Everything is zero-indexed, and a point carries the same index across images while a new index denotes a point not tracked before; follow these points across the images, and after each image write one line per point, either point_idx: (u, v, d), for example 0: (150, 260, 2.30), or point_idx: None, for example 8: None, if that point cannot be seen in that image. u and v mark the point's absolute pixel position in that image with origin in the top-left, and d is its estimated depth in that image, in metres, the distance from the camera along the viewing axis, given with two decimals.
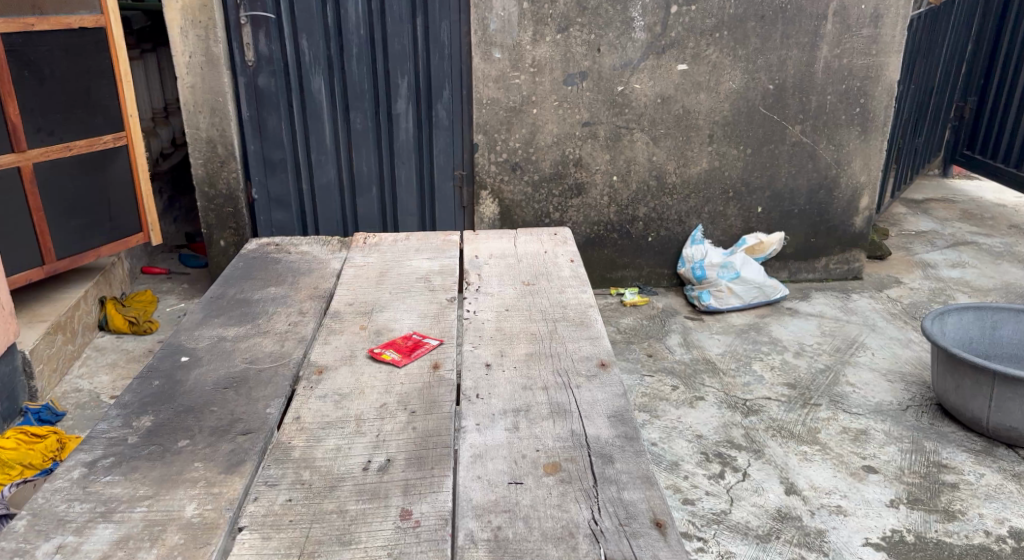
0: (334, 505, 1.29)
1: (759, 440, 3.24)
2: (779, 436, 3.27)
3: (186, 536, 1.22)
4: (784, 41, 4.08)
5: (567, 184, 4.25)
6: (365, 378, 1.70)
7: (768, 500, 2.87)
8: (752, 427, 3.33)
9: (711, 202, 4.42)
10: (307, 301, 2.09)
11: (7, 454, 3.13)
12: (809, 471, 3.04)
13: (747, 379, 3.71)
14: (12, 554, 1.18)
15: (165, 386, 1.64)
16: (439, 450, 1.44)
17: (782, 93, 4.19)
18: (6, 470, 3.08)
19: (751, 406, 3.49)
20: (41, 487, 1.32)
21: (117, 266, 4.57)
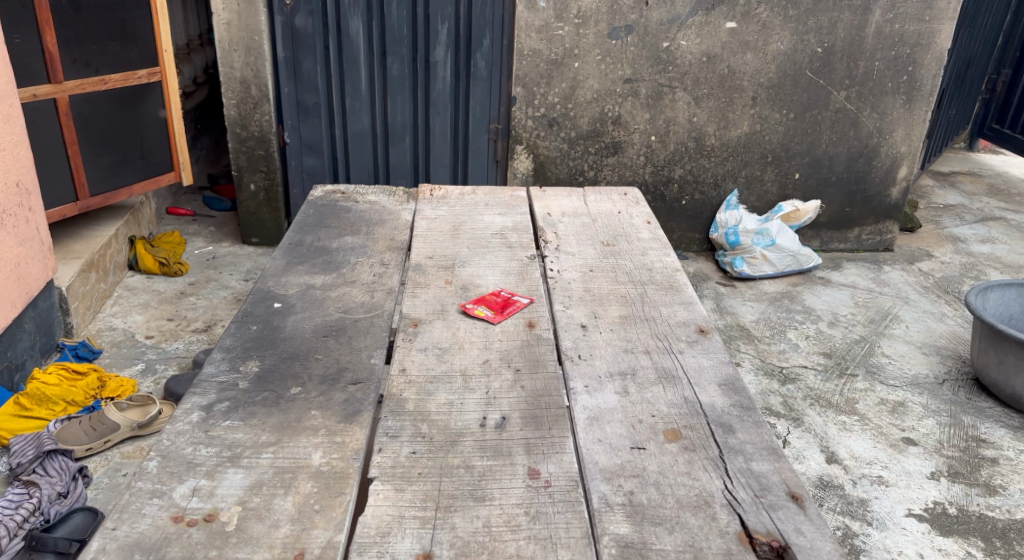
0: (460, 460, 1.29)
1: (798, 408, 3.21)
2: (817, 405, 3.24)
3: (319, 485, 1.22)
4: (837, 2, 3.98)
5: (604, 142, 4.19)
6: (462, 332, 1.68)
7: (809, 468, 2.85)
8: (791, 395, 3.29)
9: (749, 166, 4.36)
10: (387, 253, 2.06)
11: (51, 389, 3.00)
12: (849, 441, 3.02)
13: (782, 346, 3.66)
14: (151, 495, 1.18)
15: (264, 331, 1.63)
16: (553, 410, 1.42)
17: (830, 57, 4.11)
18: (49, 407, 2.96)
19: (787, 374, 3.44)
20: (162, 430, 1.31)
21: (145, 204, 4.37)
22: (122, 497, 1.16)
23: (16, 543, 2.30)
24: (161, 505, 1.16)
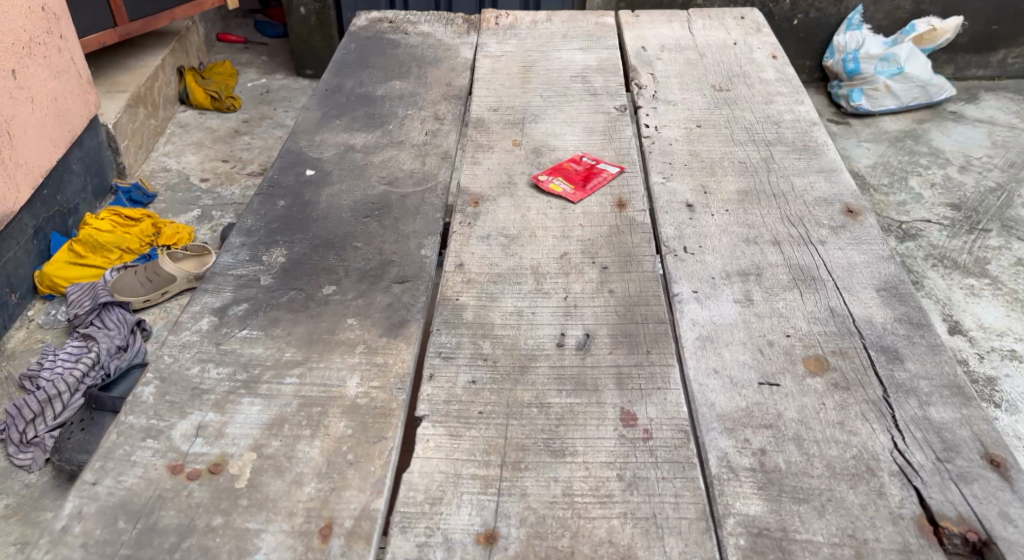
0: (531, 396, 1.00)
1: (917, 270, 2.64)
2: (941, 266, 2.65)
3: (354, 426, 0.94)
4: None
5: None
6: (533, 215, 1.34)
7: None
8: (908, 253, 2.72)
9: None
10: (443, 103, 1.68)
11: (104, 237, 2.83)
12: (978, 309, 2.47)
13: (902, 197, 2.98)
14: (144, 434, 0.91)
15: (293, 209, 1.33)
16: (651, 326, 1.11)
17: None
18: (104, 255, 2.81)
19: (906, 230, 2.83)
20: (162, 343, 1.04)
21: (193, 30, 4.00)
22: (105, 439, 0.90)
23: (77, 398, 2.15)
24: (155, 450, 0.90)
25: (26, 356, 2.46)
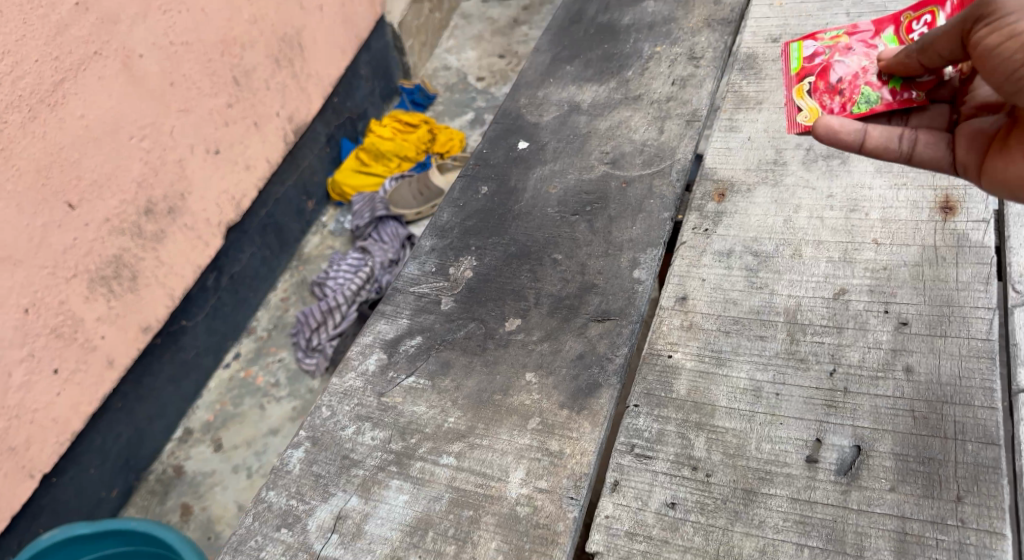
0: (757, 545, 0.71)
1: None
2: None
3: (509, 552, 0.74)
4: None
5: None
6: (800, 220, 0.97)
7: None
8: None
9: None
10: (702, 30, 1.31)
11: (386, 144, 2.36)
12: None
13: None
14: (280, 521, 0.79)
15: (495, 198, 1.11)
16: (968, 448, 0.73)
17: None
18: (383, 163, 2.36)
19: None
20: (324, 389, 0.91)
21: None
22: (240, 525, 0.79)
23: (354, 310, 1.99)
24: (287, 544, 0.78)
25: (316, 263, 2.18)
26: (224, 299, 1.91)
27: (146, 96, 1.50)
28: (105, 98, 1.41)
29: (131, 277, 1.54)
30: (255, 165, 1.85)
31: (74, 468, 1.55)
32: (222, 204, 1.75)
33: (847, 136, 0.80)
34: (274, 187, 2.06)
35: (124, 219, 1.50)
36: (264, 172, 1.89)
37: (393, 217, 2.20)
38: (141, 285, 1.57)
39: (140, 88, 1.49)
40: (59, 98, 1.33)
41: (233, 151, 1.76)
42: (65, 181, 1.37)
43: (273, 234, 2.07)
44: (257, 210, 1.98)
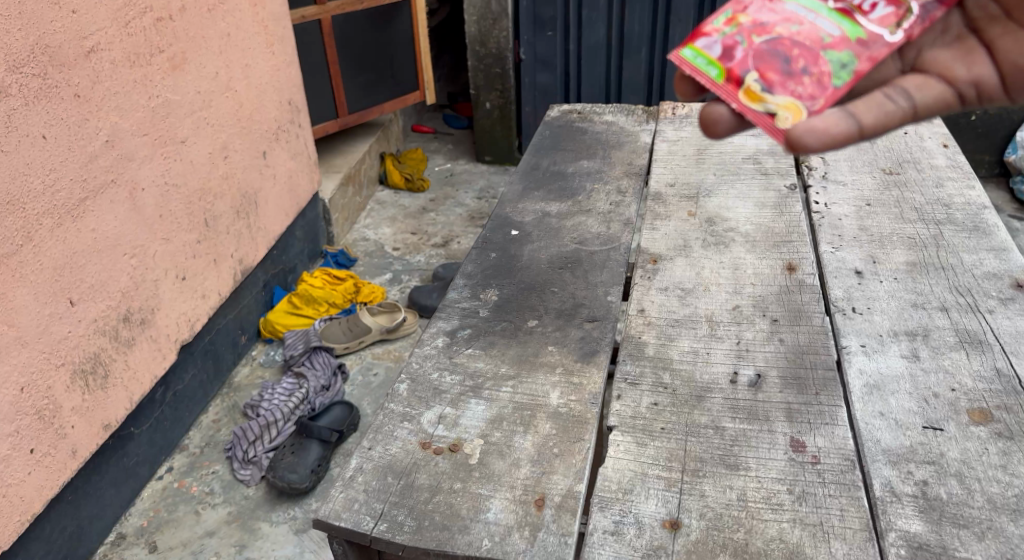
0: (708, 419, 1.17)
1: None
2: None
3: (557, 428, 1.16)
4: None
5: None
6: (707, 273, 1.54)
7: None
8: None
9: None
10: (624, 179, 1.97)
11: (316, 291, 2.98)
12: None
13: None
14: (403, 417, 1.19)
15: (502, 259, 1.63)
16: (818, 371, 1.22)
17: None
18: (315, 306, 2.95)
19: None
20: (412, 351, 1.33)
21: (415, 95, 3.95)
22: (376, 417, 1.18)
23: (291, 425, 2.38)
24: (410, 429, 1.16)
25: (247, 390, 2.61)
26: (165, 415, 2.28)
27: (142, 226, 2.07)
28: (114, 220, 1.95)
29: (104, 375, 1.95)
30: (208, 295, 2.43)
31: (23, 554, 1.75)
32: (179, 324, 2.27)
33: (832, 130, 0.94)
34: (216, 319, 2.55)
35: (108, 322, 1.95)
36: (215, 301, 2.47)
37: (324, 350, 2.67)
38: (110, 384, 1.97)
39: (139, 220, 2.06)
40: (82, 213, 1.84)
41: (195, 280, 2.34)
42: (71, 281, 1.82)
43: (211, 358, 2.53)
44: (202, 337, 2.46)
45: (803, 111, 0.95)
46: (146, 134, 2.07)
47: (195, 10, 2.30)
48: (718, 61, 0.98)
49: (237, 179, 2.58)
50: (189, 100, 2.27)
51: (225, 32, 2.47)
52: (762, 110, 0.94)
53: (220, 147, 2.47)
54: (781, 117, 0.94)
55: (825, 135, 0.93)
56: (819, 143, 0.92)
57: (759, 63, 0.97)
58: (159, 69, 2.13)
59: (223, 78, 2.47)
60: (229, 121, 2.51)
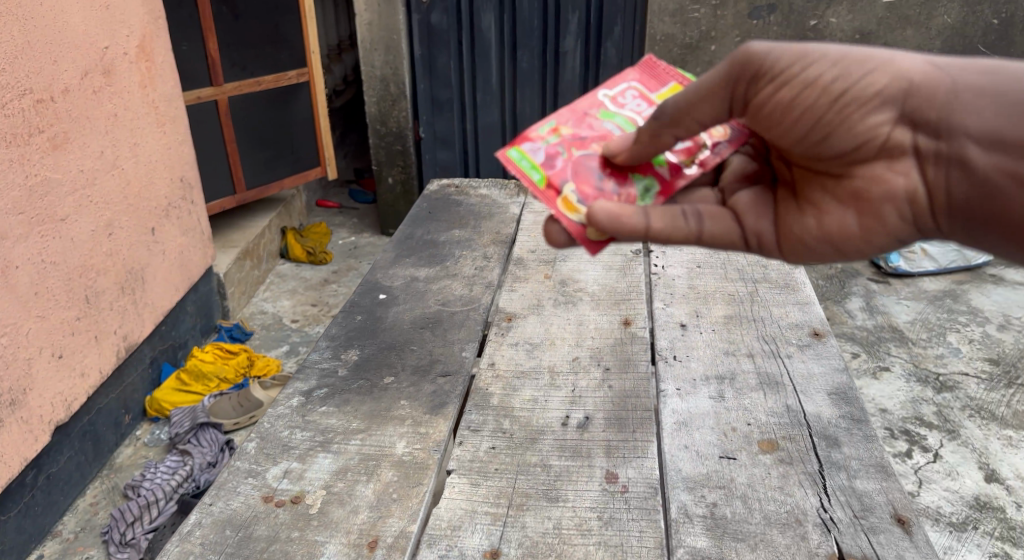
0: (538, 458, 1.28)
1: (956, 420, 2.48)
2: (978, 417, 2.49)
3: (399, 475, 1.25)
4: None
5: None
6: (555, 328, 1.68)
7: (964, 486, 2.23)
8: (947, 405, 2.55)
9: None
10: (491, 246, 2.09)
11: (205, 366, 2.91)
12: (1017, 459, 2.33)
13: (940, 350, 2.83)
14: (248, 473, 1.27)
15: (367, 321, 1.71)
16: (639, 411, 1.39)
17: (1009, 30, 3.25)
18: (203, 382, 2.87)
19: (945, 382, 2.66)
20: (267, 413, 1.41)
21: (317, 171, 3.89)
22: (222, 473, 1.26)
23: (173, 503, 2.33)
24: (254, 485, 1.24)
25: (129, 471, 2.54)
26: (36, 499, 2.21)
27: (15, 304, 2.05)
28: None
29: None
30: (87, 374, 2.37)
31: None
32: (55, 404, 2.21)
33: (626, 218, 1.02)
34: (96, 399, 2.49)
35: None
36: (94, 379, 2.40)
37: (212, 425, 2.62)
38: None
39: (12, 297, 2.05)
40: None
41: (72, 358, 2.29)
42: None
43: (89, 440, 2.45)
44: (79, 417, 2.40)
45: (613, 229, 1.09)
46: (20, 214, 2.08)
47: (80, 93, 2.33)
48: (541, 166, 1.13)
49: (122, 256, 2.55)
50: (71, 178, 2.29)
51: (111, 113, 2.50)
52: (576, 219, 1.09)
53: (105, 224, 2.46)
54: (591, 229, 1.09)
55: (619, 220, 1.02)
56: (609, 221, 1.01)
57: (574, 177, 1.12)
58: (37, 149, 2.15)
59: (109, 157, 2.49)
60: (115, 199, 2.51)
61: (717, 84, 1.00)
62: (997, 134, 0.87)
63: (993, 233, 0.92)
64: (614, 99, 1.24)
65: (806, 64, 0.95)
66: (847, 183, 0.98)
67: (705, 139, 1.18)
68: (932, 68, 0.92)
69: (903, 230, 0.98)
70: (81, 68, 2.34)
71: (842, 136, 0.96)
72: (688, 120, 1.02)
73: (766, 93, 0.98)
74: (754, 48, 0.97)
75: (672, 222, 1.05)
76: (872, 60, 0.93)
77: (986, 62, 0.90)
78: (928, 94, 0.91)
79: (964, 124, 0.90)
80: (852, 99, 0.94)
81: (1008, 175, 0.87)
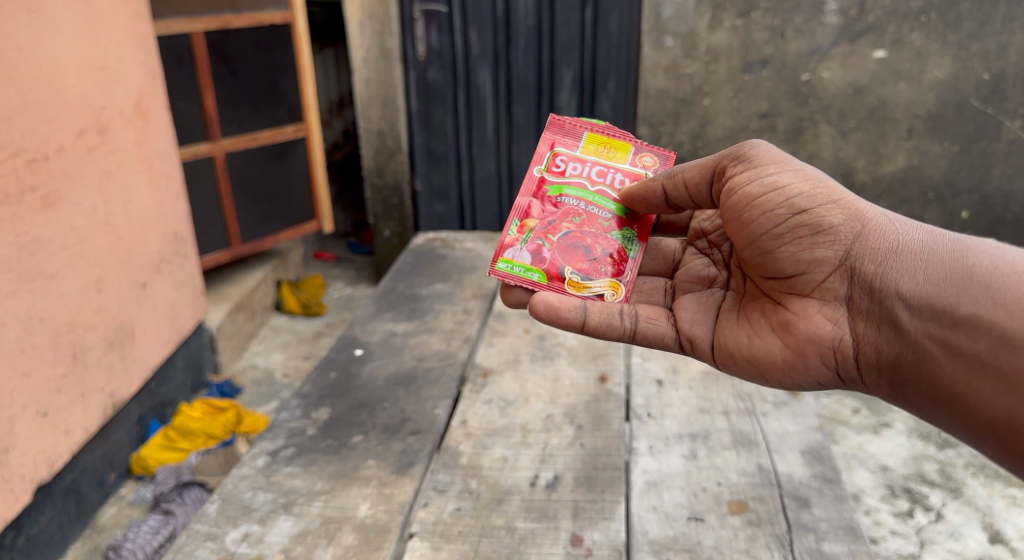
0: (503, 521, 1.26)
1: (958, 478, 2.42)
2: (981, 476, 2.44)
3: (360, 539, 1.23)
4: (1008, 23, 3.10)
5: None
6: (530, 385, 1.64)
7: (969, 548, 2.15)
8: (949, 463, 2.49)
9: (908, 205, 3.44)
10: (471, 300, 2.08)
11: (193, 422, 2.83)
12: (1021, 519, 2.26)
13: None
14: (205, 537, 1.25)
15: (341, 378, 1.69)
16: (608, 471, 1.36)
17: (1002, 84, 3.19)
18: (190, 438, 2.78)
19: (946, 438, 2.61)
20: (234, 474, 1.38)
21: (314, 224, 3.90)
22: (179, 537, 1.24)
23: None
24: (212, 549, 1.22)
25: (112, 531, 2.51)
26: None
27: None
28: None
29: None
30: (72, 432, 2.31)
31: None
32: (37, 463, 2.15)
33: (565, 311, 1.31)
34: (81, 457, 2.45)
35: None
36: (79, 438, 2.35)
37: (196, 485, 2.57)
38: None
39: None
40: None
41: (58, 416, 2.24)
42: None
43: (72, 499, 2.41)
44: (62, 475, 2.36)
45: (620, 285, 1.41)
46: (11, 271, 2.06)
47: (74, 151, 2.33)
48: (534, 265, 1.41)
49: (112, 311, 2.52)
50: (61, 235, 2.27)
51: (104, 170, 2.50)
52: (588, 293, 1.40)
53: (94, 280, 2.43)
54: (606, 294, 1.41)
55: (557, 313, 1.31)
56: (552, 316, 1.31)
57: (568, 260, 1.42)
58: (29, 208, 2.14)
59: (101, 214, 2.48)
60: (105, 255, 2.49)
61: (718, 165, 1.31)
62: (919, 295, 1.10)
63: (910, 380, 1.11)
64: (553, 171, 1.48)
65: (786, 175, 1.22)
66: (784, 312, 1.25)
67: (644, 172, 1.48)
68: (884, 224, 1.17)
69: (829, 362, 1.20)
70: (75, 127, 2.34)
71: (795, 259, 1.21)
72: (680, 180, 1.33)
73: (750, 186, 1.24)
74: (752, 147, 1.28)
75: (608, 319, 1.34)
76: (839, 199, 1.20)
77: (926, 234, 1.14)
78: (873, 247, 1.16)
79: (896, 279, 1.13)
80: (811, 223, 1.19)
81: (926, 330, 1.08)
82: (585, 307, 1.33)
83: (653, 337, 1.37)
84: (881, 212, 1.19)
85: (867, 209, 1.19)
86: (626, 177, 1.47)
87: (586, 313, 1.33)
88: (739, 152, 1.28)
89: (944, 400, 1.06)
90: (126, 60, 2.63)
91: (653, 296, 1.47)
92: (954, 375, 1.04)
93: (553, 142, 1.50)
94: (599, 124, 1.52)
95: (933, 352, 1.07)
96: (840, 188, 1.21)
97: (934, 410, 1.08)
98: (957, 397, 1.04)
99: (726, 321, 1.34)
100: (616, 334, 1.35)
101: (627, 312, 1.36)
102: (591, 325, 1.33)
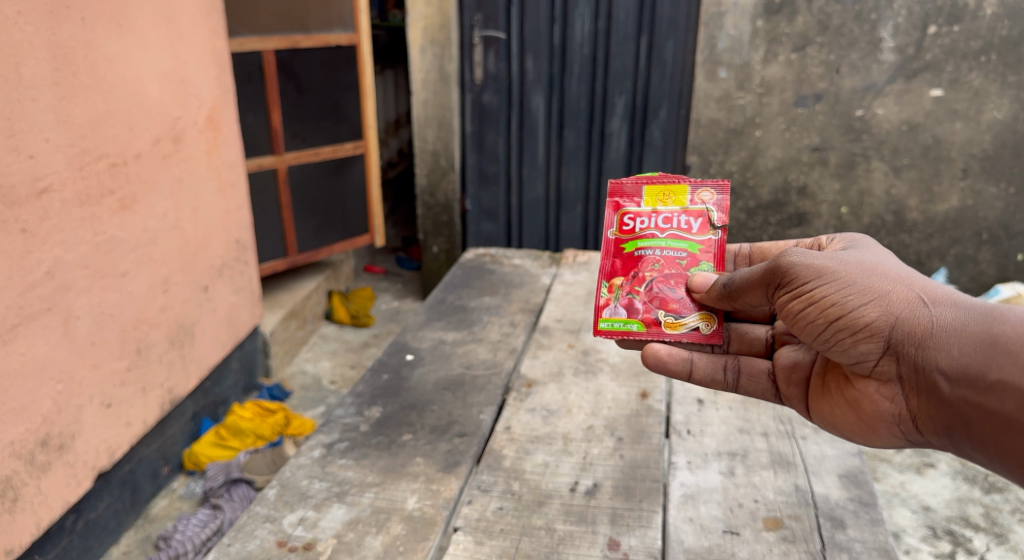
0: (543, 522, 1.31)
1: (1004, 524, 2.35)
2: None
3: (407, 528, 1.30)
4: None
5: (787, 213, 3.53)
6: (573, 397, 1.70)
7: None
8: (995, 506, 2.43)
9: (960, 244, 3.41)
10: (518, 314, 2.15)
11: (245, 422, 2.94)
12: None
13: None
14: (264, 519, 1.33)
15: (393, 381, 1.77)
16: (647, 482, 1.40)
17: None
18: (240, 437, 2.90)
19: (995, 481, 2.55)
20: (289, 462, 1.47)
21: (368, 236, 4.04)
22: (240, 517, 1.32)
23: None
24: (270, 529, 1.30)
25: (163, 522, 2.61)
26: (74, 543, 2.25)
27: (71, 353, 2.14)
28: (45, 346, 2.03)
29: (13, 499, 1.93)
30: (132, 423, 2.44)
31: None
32: (99, 451, 2.28)
33: (673, 364, 1.38)
34: (139, 448, 2.58)
35: (24, 445, 1.96)
36: (138, 429, 2.47)
37: (245, 484, 2.66)
38: (19, 508, 1.94)
39: (71, 347, 2.13)
40: (13, 337, 1.92)
41: (120, 408, 2.37)
42: None
43: (128, 489, 2.53)
44: (121, 466, 2.48)
45: (712, 315, 1.41)
46: (87, 267, 2.20)
47: (150, 157, 2.49)
48: (631, 317, 1.45)
49: (175, 311, 2.66)
50: (134, 237, 2.41)
51: (177, 177, 2.65)
52: (683, 330, 1.42)
53: (161, 281, 2.57)
54: (701, 326, 1.42)
55: (666, 365, 1.38)
56: (660, 368, 1.38)
57: (660, 304, 1.44)
58: (108, 209, 2.28)
59: (171, 218, 2.62)
60: (172, 257, 2.63)
61: (764, 284, 1.26)
62: (959, 368, 1.04)
63: (967, 446, 1.07)
64: (624, 230, 1.48)
65: (821, 285, 1.17)
66: (851, 391, 1.23)
67: (707, 208, 1.47)
68: (920, 306, 1.11)
69: (898, 432, 1.18)
70: (153, 135, 2.50)
71: (843, 351, 1.18)
72: (742, 300, 1.32)
73: (791, 304, 1.21)
74: (782, 262, 1.23)
75: (711, 373, 1.41)
76: (871, 294, 1.15)
77: (965, 307, 1.07)
78: (912, 327, 1.10)
79: (935, 356, 1.07)
80: (848, 323, 1.15)
81: (964, 401, 1.03)
82: (692, 360, 1.40)
83: (753, 391, 1.43)
84: (918, 293, 1.13)
85: (905, 294, 1.13)
86: (691, 217, 1.47)
87: (690, 365, 1.40)
88: (776, 270, 1.24)
89: (1000, 462, 1.01)
90: (201, 75, 2.79)
91: (755, 344, 1.51)
92: (1000, 442, 1.00)
93: (616, 205, 1.50)
94: (654, 174, 1.50)
95: (977, 422, 1.02)
96: (872, 282, 1.16)
97: (994, 470, 1.04)
98: (1007, 460, 0.99)
99: (817, 389, 1.33)
100: (720, 386, 1.43)
101: (730, 366, 1.42)
102: (696, 377, 1.41)
